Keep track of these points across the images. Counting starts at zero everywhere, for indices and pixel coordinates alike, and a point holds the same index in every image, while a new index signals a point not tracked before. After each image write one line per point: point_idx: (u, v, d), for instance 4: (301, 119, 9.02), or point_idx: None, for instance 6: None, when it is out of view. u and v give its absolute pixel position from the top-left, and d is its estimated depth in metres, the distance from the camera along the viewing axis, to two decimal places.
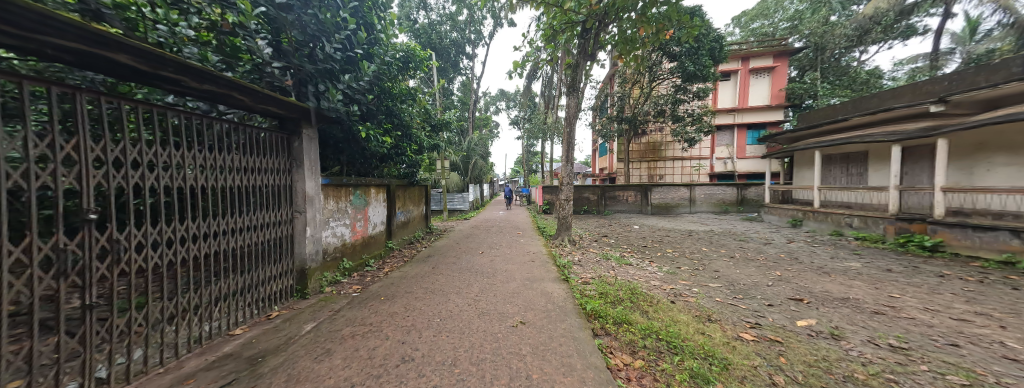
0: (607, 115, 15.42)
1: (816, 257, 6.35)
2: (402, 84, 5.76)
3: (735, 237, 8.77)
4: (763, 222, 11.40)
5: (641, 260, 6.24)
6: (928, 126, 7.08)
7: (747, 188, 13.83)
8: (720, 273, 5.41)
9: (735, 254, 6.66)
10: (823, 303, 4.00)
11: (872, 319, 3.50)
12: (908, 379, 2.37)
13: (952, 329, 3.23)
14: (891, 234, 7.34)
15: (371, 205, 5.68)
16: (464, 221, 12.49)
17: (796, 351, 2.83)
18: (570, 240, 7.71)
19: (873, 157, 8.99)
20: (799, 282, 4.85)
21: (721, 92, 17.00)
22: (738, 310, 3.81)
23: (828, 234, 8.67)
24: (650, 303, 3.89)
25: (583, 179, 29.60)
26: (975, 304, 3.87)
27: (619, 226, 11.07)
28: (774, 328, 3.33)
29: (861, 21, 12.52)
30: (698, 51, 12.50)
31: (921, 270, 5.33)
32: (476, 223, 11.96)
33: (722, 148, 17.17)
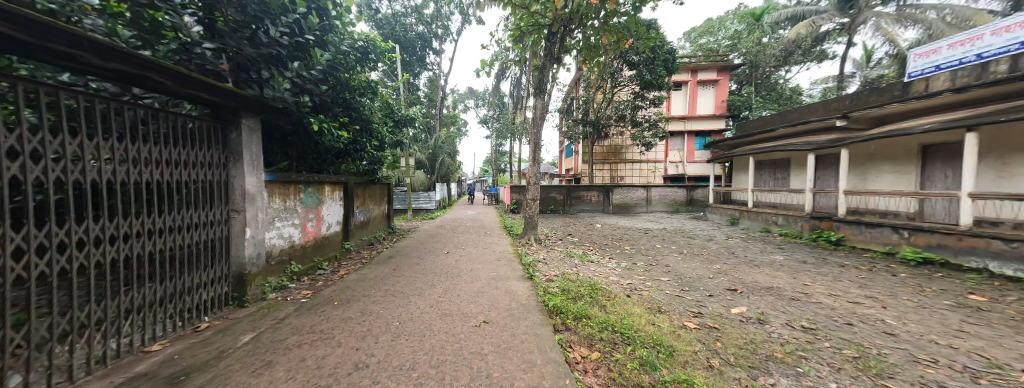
0: (573, 118, 16.04)
1: (750, 252, 7.13)
2: (361, 76, 5.45)
3: (684, 234, 9.57)
4: (707, 221, 12.56)
5: (602, 257, 6.54)
6: (835, 138, 8.31)
7: (695, 189, 15.10)
8: (671, 267, 5.87)
9: (685, 251, 7.24)
10: (753, 292, 4.52)
11: (790, 304, 4.03)
12: (815, 355, 2.78)
13: (849, 310, 3.83)
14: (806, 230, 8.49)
15: (326, 203, 5.30)
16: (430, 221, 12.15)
17: (729, 336, 3.17)
18: (536, 239, 7.86)
19: (793, 164, 10.34)
20: (736, 274, 5.43)
21: (674, 101, 18.43)
22: (684, 301, 4.17)
23: (759, 231, 9.79)
24: (608, 298, 4.09)
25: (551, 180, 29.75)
26: (867, 289, 4.62)
27: (583, 225, 11.50)
28: (713, 316, 3.69)
29: (786, 44, 14.24)
30: (654, 61, 13.38)
31: (829, 261, 6.25)
32: (442, 222, 11.68)
33: (674, 152, 18.60)
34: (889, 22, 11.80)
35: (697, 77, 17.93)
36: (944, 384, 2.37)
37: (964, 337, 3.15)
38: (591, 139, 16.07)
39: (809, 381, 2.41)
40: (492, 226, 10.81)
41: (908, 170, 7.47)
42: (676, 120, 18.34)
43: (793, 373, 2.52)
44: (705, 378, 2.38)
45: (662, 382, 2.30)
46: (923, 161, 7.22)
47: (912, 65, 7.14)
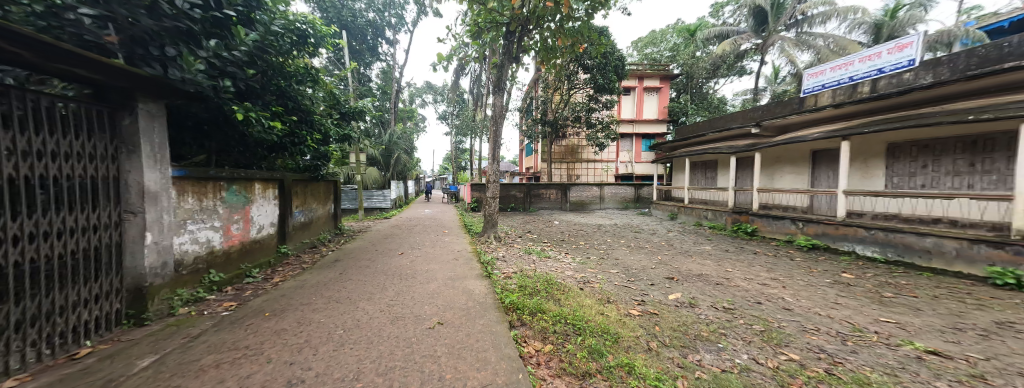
0: (533, 117, 16.55)
1: (686, 243, 7.93)
2: (298, 62, 4.93)
3: (632, 228, 10.31)
4: (651, 216, 13.69)
5: (558, 253, 6.76)
6: (751, 143, 9.60)
7: (642, 187, 16.34)
8: (620, 260, 6.30)
9: (632, 244, 7.81)
10: (686, 279, 5.05)
11: (716, 288, 4.59)
12: (732, 332, 3.20)
13: (761, 291, 4.47)
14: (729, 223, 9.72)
15: (256, 202, 4.70)
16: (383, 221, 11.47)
17: (666, 320, 3.50)
18: (495, 237, 7.83)
19: (719, 165, 11.75)
20: (674, 263, 6.02)
21: (624, 105, 19.68)
22: (629, 291, 4.49)
23: (693, 224, 10.96)
24: (562, 291, 4.25)
25: (511, 178, 30.06)
26: (775, 272, 5.42)
27: (542, 222, 11.78)
28: (653, 302, 4.04)
29: (714, 59, 16.08)
30: (606, 66, 14.14)
31: (747, 250, 7.23)
32: (397, 222, 11.10)
33: (624, 153, 19.90)
34: (790, 46, 13.80)
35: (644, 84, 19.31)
36: (824, 347, 2.88)
37: (840, 308, 3.87)
38: (549, 139, 16.48)
39: (727, 354, 2.76)
40: (451, 224, 10.54)
41: (803, 171, 8.93)
42: (625, 123, 19.64)
43: (715, 349, 2.87)
44: (644, 361, 2.59)
45: (607, 367, 2.45)
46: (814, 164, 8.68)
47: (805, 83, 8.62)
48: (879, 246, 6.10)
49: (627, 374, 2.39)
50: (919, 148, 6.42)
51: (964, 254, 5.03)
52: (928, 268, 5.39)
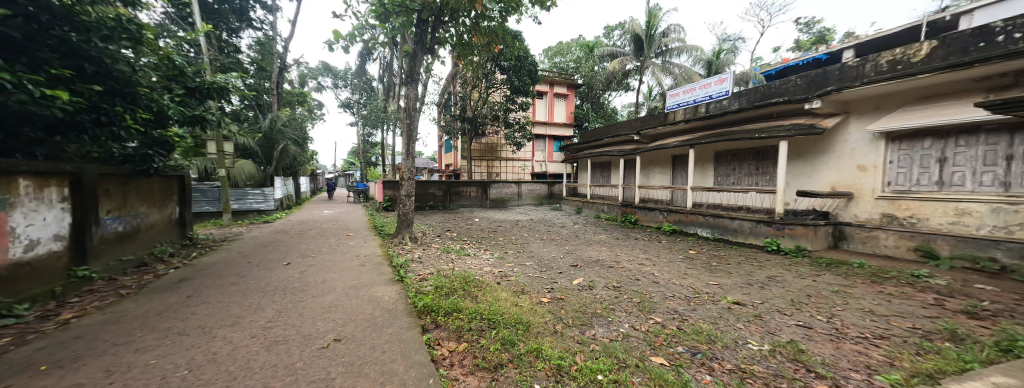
0: (452, 113, 16.07)
1: (588, 233, 8.94)
2: (106, 10, 3.54)
3: (545, 223, 11.04)
4: (562, 211, 14.96)
5: (476, 250, 6.71)
6: (634, 148, 11.42)
7: (555, 184, 17.64)
8: (534, 252, 6.67)
9: (546, 237, 8.35)
10: (588, 265, 5.68)
11: (610, 271, 5.29)
12: (621, 306, 3.73)
13: (642, 270, 5.36)
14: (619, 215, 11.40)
15: (22, 207, 3.19)
16: (266, 225, 9.40)
17: (568, 303, 3.83)
18: (409, 238, 7.26)
19: (612, 166, 13.61)
20: (580, 252, 6.69)
21: (539, 108, 20.82)
22: (540, 281, 4.75)
23: (593, 217, 12.45)
24: (477, 288, 4.22)
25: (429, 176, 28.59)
26: (653, 254, 6.58)
27: (461, 220, 11.56)
28: (560, 289, 4.38)
29: (608, 74, 18.51)
30: (521, 69, 14.72)
31: (633, 236, 8.61)
32: (286, 226, 9.26)
33: (539, 153, 21.10)
34: (659, 71, 16.94)
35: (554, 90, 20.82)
36: (681, 310, 3.64)
37: (691, 277, 4.95)
38: (468, 136, 16.22)
39: (614, 326, 3.20)
40: (357, 227, 9.32)
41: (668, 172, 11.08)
42: (539, 124, 20.83)
43: (606, 323, 3.28)
44: (551, 343, 2.77)
45: (518, 356, 2.52)
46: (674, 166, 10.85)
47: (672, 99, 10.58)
48: (710, 228, 8.07)
49: (536, 358, 2.52)
50: (732, 156, 8.62)
51: (754, 231, 7.08)
52: (735, 242, 7.41)
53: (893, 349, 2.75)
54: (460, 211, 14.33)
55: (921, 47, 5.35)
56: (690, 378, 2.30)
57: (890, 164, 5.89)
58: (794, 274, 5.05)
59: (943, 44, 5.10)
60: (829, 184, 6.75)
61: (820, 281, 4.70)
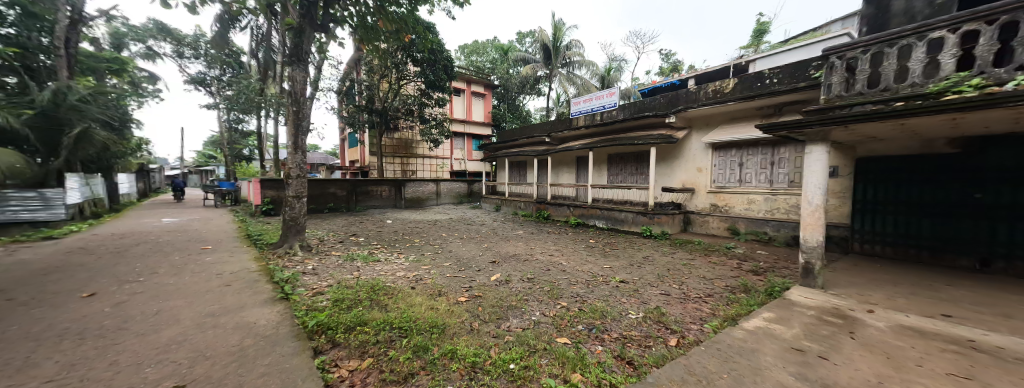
0: (357, 104, 14.39)
1: (506, 230, 9.25)
2: None
3: (465, 221, 10.93)
4: (482, 209, 15.02)
5: (388, 255, 6.14)
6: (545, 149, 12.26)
7: (475, 183, 17.53)
8: (452, 252, 6.51)
9: (464, 236, 8.24)
10: (506, 260, 5.85)
11: (524, 264, 5.56)
12: (534, 296, 3.97)
13: (554, 261, 5.82)
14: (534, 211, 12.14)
15: None
16: (63, 243, 6.62)
17: (485, 300, 3.86)
18: (302, 246, 6.17)
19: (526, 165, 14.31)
20: (499, 248, 6.83)
21: (456, 106, 20.18)
22: (457, 281, 4.64)
23: (512, 214, 12.94)
24: (386, 296, 3.87)
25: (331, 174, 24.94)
26: (563, 245, 7.24)
27: (371, 222, 10.44)
28: (478, 287, 4.38)
29: (521, 78, 19.36)
30: (436, 63, 13.86)
31: (545, 231, 9.30)
32: (103, 242, 6.73)
33: (458, 151, 20.54)
34: (565, 80, 18.54)
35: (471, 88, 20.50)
36: (584, 293, 4.09)
37: (591, 263, 5.64)
38: (378, 130, 14.76)
39: (526, 315, 3.39)
40: (226, 237, 7.42)
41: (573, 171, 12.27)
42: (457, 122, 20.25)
43: (519, 313, 3.46)
44: (465, 342, 2.75)
45: (430, 361, 2.42)
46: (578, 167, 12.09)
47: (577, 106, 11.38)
48: (605, 219, 9.35)
49: (450, 360, 2.47)
50: (619, 158, 10.08)
51: (635, 220, 8.50)
52: (624, 230, 8.77)
53: (720, 303, 3.69)
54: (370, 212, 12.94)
55: (724, 84, 7.37)
56: (586, 351, 2.61)
57: (715, 167, 7.87)
58: (660, 253, 6.30)
59: (740, 81, 7.10)
60: (680, 181, 8.58)
61: (680, 257, 5.96)
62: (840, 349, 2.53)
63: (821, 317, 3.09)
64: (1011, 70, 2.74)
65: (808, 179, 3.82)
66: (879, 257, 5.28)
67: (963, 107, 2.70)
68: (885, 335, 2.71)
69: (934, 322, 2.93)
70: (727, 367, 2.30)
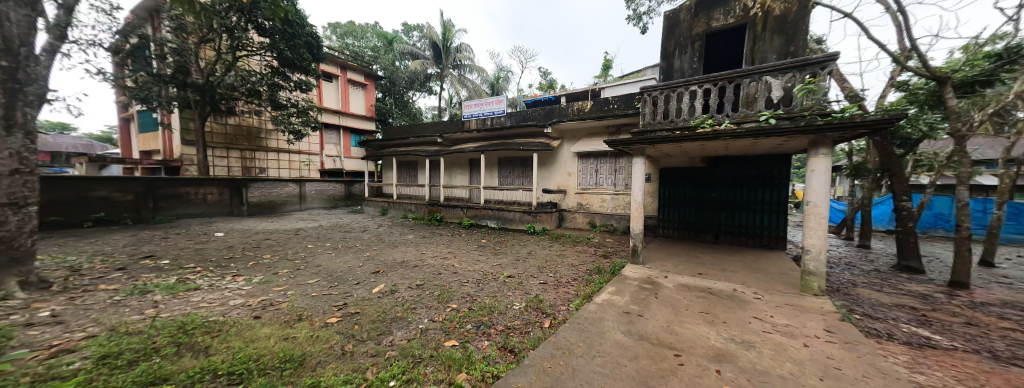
0: (151, 70, 9.23)
1: (392, 235, 8.45)
2: None
3: (340, 228, 9.41)
4: (362, 213, 13.33)
5: (218, 279, 4.63)
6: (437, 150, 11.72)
7: (353, 184, 15.39)
8: (321, 266, 5.50)
9: (339, 246, 7.08)
10: (390, 269, 5.36)
11: (412, 271, 5.23)
12: (421, 303, 3.80)
13: (444, 264, 5.68)
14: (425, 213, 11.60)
15: None
16: None
17: (365, 316, 3.43)
18: (40, 280, 3.91)
19: (416, 165, 13.26)
20: (382, 257, 6.18)
21: (327, 94, 17.01)
22: (328, 299, 3.95)
23: (400, 218, 12.01)
24: (214, 333, 2.92)
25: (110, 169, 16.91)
26: (455, 247, 7.18)
27: (191, 237, 7.68)
28: (356, 303, 3.84)
29: (409, 73, 18.14)
30: (294, 38, 10.57)
31: (436, 233, 9.01)
32: None
33: (330, 146, 17.41)
34: (455, 82, 18.41)
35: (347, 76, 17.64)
36: (473, 293, 4.18)
37: (479, 263, 5.80)
38: (200, 111, 10.72)
39: (413, 325, 3.20)
40: None
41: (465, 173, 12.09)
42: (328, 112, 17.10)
43: (405, 324, 3.23)
44: (333, 371, 2.37)
45: None
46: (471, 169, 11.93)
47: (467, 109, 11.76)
48: (496, 219, 9.84)
49: None
50: (507, 161, 10.73)
51: (521, 219, 9.28)
52: (512, 229, 9.44)
53: (583, 286, 4.44)
54: (190, 222, 9.53)
55: (584, 104, 8.96)
56: (473, 349, 2.69)
57: (579, 172, 9.40)
58: (540, 248, 7.03)
59: (596, 103, 8.73)
60: (556, 184, 9.86)
61: (556, 250, 6.85)
62: (651, 307, 3.48)
63: (642, 285, 4.15)
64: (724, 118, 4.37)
65: (634, 183, 5.04)
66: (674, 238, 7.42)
67: (704, 137, 4.17)
68: (675, 293, 3.87)
69: (698, 280, 4.38)
70: (584, 337, 2.80)
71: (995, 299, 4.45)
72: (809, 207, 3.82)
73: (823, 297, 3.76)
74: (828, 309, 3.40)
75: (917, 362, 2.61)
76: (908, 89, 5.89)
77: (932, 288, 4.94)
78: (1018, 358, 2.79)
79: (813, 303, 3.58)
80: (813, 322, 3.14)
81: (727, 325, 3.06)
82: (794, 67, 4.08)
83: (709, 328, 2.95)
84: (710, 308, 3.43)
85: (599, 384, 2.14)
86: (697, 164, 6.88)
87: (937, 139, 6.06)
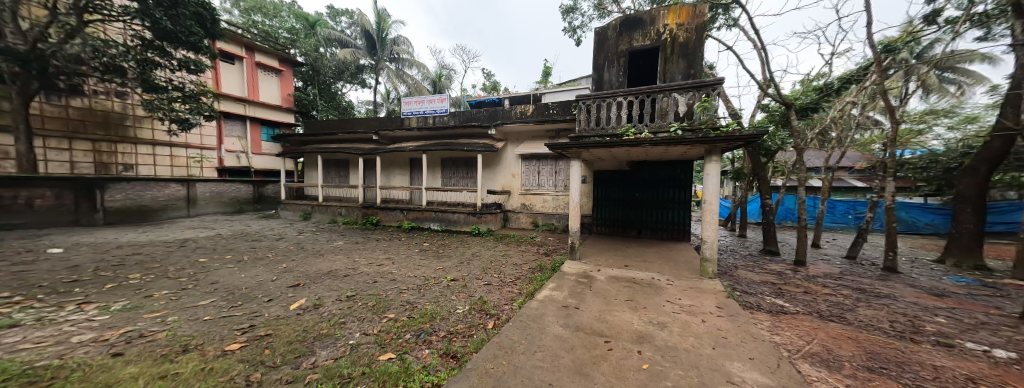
0: None
1: (316, 243, 7.50)
2: None
3: (247, 237, 7.99)
4: (278, 218, 11.58)
5: (52, 311, 3.49)
6: (372, 148, 10.76)
7: (264, 185, 13.28)
8: (219, 283, 4.58)
9: (247, 258, 6.00)
10: (314, 281, 4.73)
11: (342, 282, 4.70)
12: (351, 317, 3.44)
13: (379, 272, 5.24)
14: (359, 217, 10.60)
15: None
16: None
17: (281, 337, 2.98)
18: None
19: (349, 164, 11.94)
20: (302, 268, 5.41)
21: (222, 76, 13.24)
22: (232, 320, 3.34)
23: (327, 222, 10.77)
24: (44, 383, 2.19)
25: None
26: (394, 252, 6.71)
27: (11, 256, 5.68)
28: (267, 323, 3.30)
29: (337, 62, 15.98)
30: (176, 5, 8.24)
31: (370, 238, 8.28)
32: None
33: (232, 139, 13.75)
34: (393, 76, 17.18)
35: (254, 57, 14.06)
36: (413, 300, 3.95)
37: (419, 268, 5.49)
38: (18, 88, 7.86)
39: (342, 342, 2.89)
40: None
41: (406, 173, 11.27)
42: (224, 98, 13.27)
43: (332, 342, 2.89)
44: None
45: None
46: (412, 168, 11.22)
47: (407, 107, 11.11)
48: (440, 221, 9.51)
49: None
50: (451, 161, 10.45)
51: (466, 220, 9.13)
52: (457, 230, 9.24)
53: (526, 284, 4.56)
54: (9, 236, 7.08)
55: (527, 108, 9.23)
56: (412, 359, 2.55)
57: (523, 173, 9.64)
58: (485, 250, 6.96)
59: (536, 108, 9.06)
60: (501, 185, 9.95)
61: (501, 250, 6.91)
62: (586, 300, 3.73)
63: (578, 280, 4.44)
64: (643, 127, 4.98)
65: (571, 184, 5.36)
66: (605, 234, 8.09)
67: (629, 144, 4.66)
68: (606, 285, 4.24)
69: (624, 271, 4.85)
70: (526, 334, 2.88)
71: (822, 272, 5.91)
72: (705, 205, 4.57)
73: (716, 279, 4.52)
74: (720, 289, 4.11)
75: (776, 325, 3.32)
76: (770, 110, 7.47)
77: (784, 266, 6.35)
78: (833, 315, 3.77)
79: (709, 284, 4.28)
80: (709, 300, 3.75)
81: (647, 309, 3.46)
82: (694, 87, 4.84)
83: (633, 315, 3.29)
84: (634, 296, 3.84)
85: (540, 378, 2.22)
86: (624, 167, 7.66)
87: (784, 149, 7.85)
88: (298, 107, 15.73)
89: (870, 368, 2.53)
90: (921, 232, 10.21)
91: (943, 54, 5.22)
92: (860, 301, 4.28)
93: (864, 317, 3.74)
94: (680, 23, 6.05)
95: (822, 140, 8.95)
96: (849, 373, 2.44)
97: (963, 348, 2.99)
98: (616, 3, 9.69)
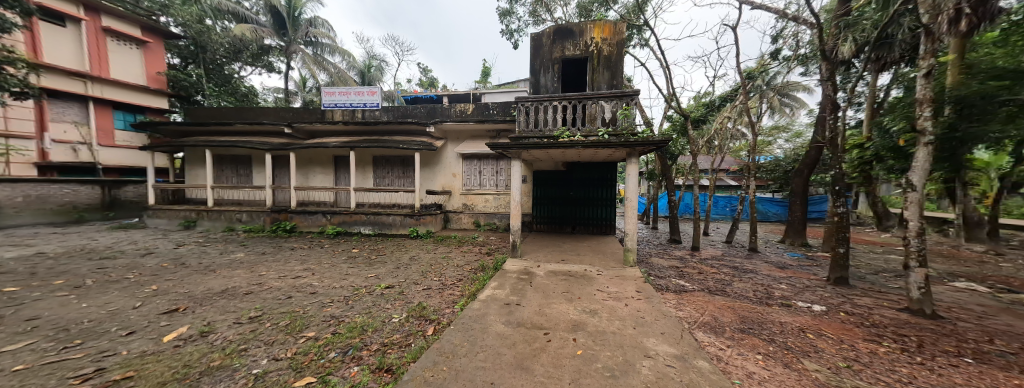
0: None
1: (205, 258, 6.16)
2: None
3: (95, 255, 6.15)
4: (148, 229, 9.30)
5: None
6: (286, 143, 9.35)
7: (121, 187, 10.50)
8: (46, 317, 3.42)
9: (93, 282, 4.63)
10: (201, 303, 3.89)
11: (242, 301, 3.98)
12: (255, 342, 2.92)
13: (292, 286, 4.58)
14: (267, 223, 9.14)
15: None
16: None
17: (152, 375, 2.39)
18: None
19: (254, 161, 10.20)
20: (182, 288, 4.41)
21: (45, 43, 9.43)
22: (70, 362, 2.55)
23: (222, 231, 9.05)
24: None
25: None
26: (315, 262, 5.94)
27: None
28: (127, 362, 2.57)
29: (233, 39, 12.63)
30: None
31: (281, 248, 7.22)
32: None
33: (64, 125, 9.93)
34: (310, 61, 15.11)
35: (99, 20, 10.42)
36: (336, 314, 3.54)
37: (341, 278, 4.97)
38: None
39: (244, 372, 2.44)
40: None
41: (329, 173, 10.06)
42: (49, 73, 9.49)
43: (228, 374, 2.40)
44: None
45: None
46: (336, 167, 10.06)
47: (328, 98, 9.64)
48: (371, 225, 8.79)
49: None
50: (384, 160, 9.71)
51: (403, 223, 8.61)
52: (391, 234, 8.65)
53: (467, 285, 4.50)
54: None
55: (466, 107, 9.11)
56: (338, 380, 2.31)
57: (464, 173, 9.48)
58: (421, 253, 6.61)
59: (477, 108, 9.00)
60: (440, 185, 9.62)
61: (441, 252, 6.68)
62: (526, 296, 3.81)
63: (517, 277, 4.52)
64: (573, 131, 5.35)
65: (512, 183, 5.40)
66: (541, 232, 8.40)
67: (562, 145, 4.90)
68: (544, 280, 4.42)
69: (559, 266, 5.09)
70: (467, 336, 2.82)
71: (711, 255, 7.09)
72: (627, 201, 5.08)
73: (636, 266, 5.07)
74: (638, 275, 4.63)
75: (680, 302, 3.88)
76: (673, 120, 8.68)
77: (685, 252, 7.46)
78: (718, 289, 4.56)
79: (630, 272, 4.79)
80: (630, 286, 4.20)
81: (580, 299, 3.70)
82: (616, 96, 5.36)
83: (569, 307, 3.47)
84: (569, 288, 4.07)
85: (481, 379, 2.20)
86: (559, 167, 8.09)
87: (682, 153, 9.22)
88: (175, 90, 12.08)
89: (743, 330, 3.12)
90: (771, 219, 12.91)
91: (783, 82, 6.70)
92: (736, 277, 5.26)
93: (740, 290, 4.58)
94: (605, 38, 6.63)
95: (709, 146, 10.77)
96: (729, 335, 2.97)
97: (798, 306, 3.89)
98: (548, 12, 10.16)
